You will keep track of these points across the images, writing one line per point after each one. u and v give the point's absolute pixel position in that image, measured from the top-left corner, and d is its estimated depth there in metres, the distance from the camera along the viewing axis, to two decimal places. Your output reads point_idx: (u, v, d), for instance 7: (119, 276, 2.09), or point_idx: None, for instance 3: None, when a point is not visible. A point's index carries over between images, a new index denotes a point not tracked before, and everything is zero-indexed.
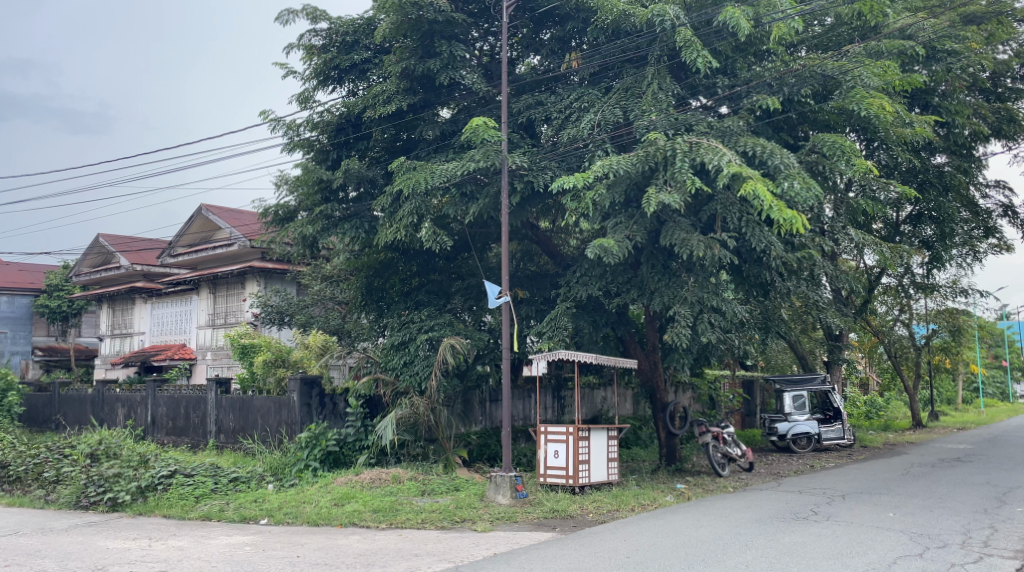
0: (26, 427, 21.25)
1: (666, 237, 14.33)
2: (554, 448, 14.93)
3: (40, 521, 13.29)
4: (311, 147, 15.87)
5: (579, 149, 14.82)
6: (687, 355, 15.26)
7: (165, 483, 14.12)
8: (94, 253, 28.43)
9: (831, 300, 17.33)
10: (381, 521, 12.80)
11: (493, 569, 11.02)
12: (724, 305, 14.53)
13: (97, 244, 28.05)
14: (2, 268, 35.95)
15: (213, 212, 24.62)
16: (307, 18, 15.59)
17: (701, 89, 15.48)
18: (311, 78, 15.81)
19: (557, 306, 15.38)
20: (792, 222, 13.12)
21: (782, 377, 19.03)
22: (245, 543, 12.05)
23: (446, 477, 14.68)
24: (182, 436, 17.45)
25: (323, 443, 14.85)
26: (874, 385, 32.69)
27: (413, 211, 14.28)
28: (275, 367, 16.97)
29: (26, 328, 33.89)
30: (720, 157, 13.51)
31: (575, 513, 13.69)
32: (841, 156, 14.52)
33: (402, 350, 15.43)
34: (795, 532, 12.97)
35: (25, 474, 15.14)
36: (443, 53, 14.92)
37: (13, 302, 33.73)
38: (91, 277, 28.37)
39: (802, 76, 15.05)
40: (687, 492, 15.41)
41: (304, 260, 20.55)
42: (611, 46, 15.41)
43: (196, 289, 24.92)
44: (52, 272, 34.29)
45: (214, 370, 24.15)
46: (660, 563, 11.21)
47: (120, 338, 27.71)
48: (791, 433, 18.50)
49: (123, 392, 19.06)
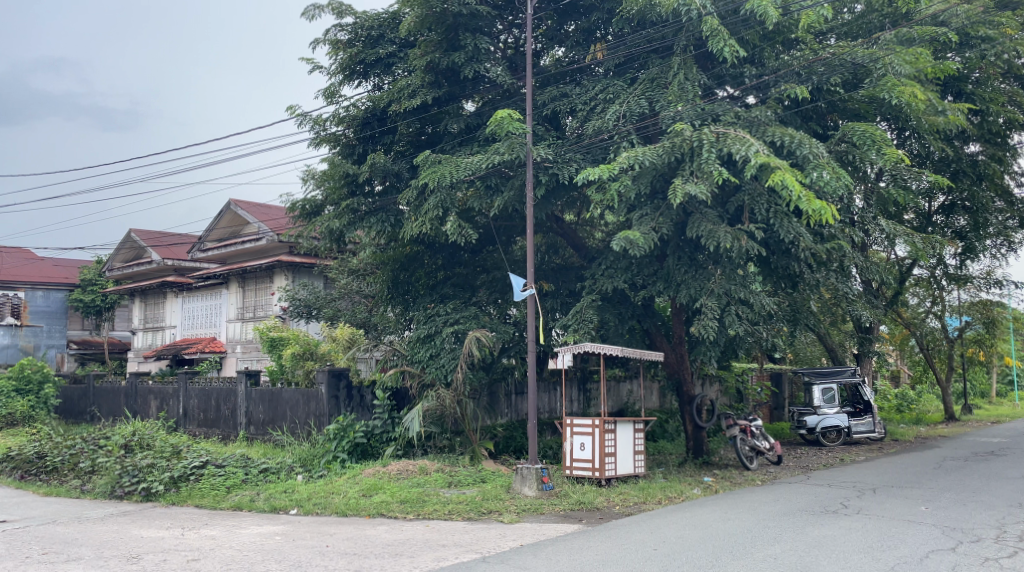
0: (62, 419, 21.69)
1: (692, 229, 14.26)
2: (580, 440, 15.01)
3: (76, 511, 13.59)
4: (338, 141, 15.90)
5: (604, 141, 14.79)
6: (715, 348, 15.22)
7: (198, 474, 14.43)
8: (125, 248, 28.85)
9: (861, 292, 17.08)
10: (408, 512, 12.94)
11: (519, 560, 11.09)
12: (752, 298, 14.44)
13: (129, 239, 28.54)
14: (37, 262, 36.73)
15: (241, 207, 24.82)
16: (333, 13, 15.66)
17: (728, 79, 15.32)
18: (337, 73, 15.88)
19: (583, 298, 15.32)
20: (821, 213, 13.06)
21: (811, 370, 18.83)
22: (277, 533, 12.25)
23: (473, 469, 14.77)
24: (213, 428, 17.73)
25: (351, 434, 15.00)
26: (906, 378, 32.30)
27: (438, 204, 14.33)
28: (303, 359, 17.21)
29: (61, 322, 34.64)
30: (748, 147, 13.38)
31: (602, 505, 13.73)
32: (871, 146, 14.41)
33: (429, 342, 15.46)
34: (826, 525, 12.89)
35: (62, 465, 15.39)
36: (467, 45, 14.88)
37: (49, 296, 34.39)
38: (124, 272, 28.82)
39: (832, 64, 14.91)
40: (714, 485, 15.38)
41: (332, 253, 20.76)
42: (636, 36, 15.30)
43: (226, 283, 25.26)
44: (86, 267, 35.04)
45: (243, 363, 24.48)
46: (687, 556, 11.21)
47: (153, 331, 28.23)
48: (820, 426, 18.40)
49: (156, 385, 19.39)
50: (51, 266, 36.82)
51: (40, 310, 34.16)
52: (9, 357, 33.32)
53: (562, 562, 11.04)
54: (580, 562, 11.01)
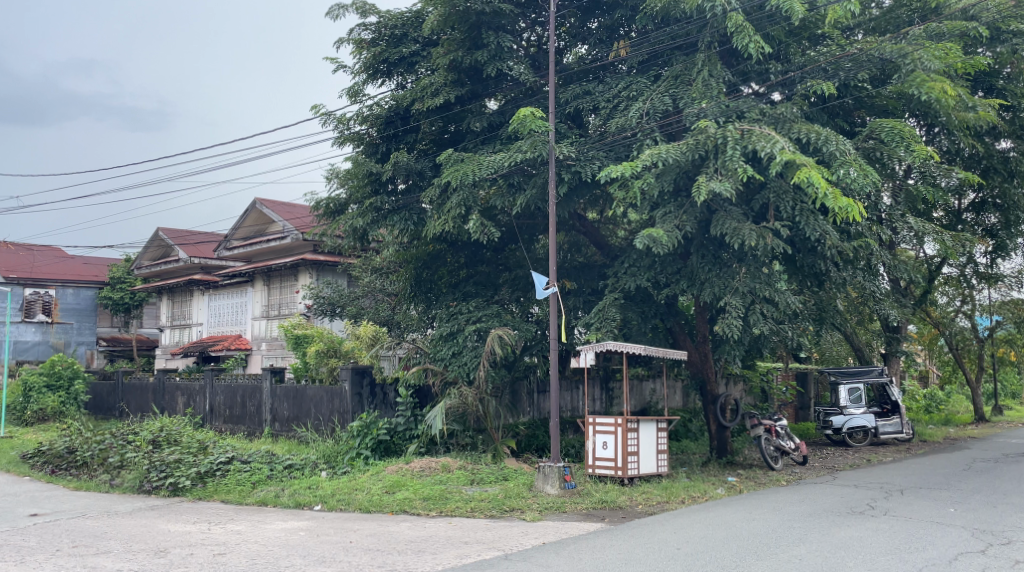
0: (92, 415, 22.04)
1: (717, 227, 14.16)
2: (602, 439, 15.01)
3: (105, 505, 13.83)
4: (362, 140, 16.02)
5: (628, 138, 14.69)
6: (739, 346, 15.13)
7: (224, 469, 14.65)
8: (154, 247, 29.32)
9: (888, 291, 16.85)
10: (431, 509, 13.01)
11: (542, 558, 11.11)
12: (777, 296, 14.31)
13: (157, 238, 28.99)
14: (68, 260, 37.44)
15: (266, 205, 25.06)
16: (357, 12, 15.76)
17: (753, 76, 15.21)
18: (360, 72, 15.97)
19: (606, 297, 15.29)
20: (848, 211, 12.91)
21: (838, 370, 18.64)
22: (301, 528, 12.37)
23: (496, 466, 14.80)
24: (239, 424, 17.94)
25: (374, 432, 15.14)
26: (935, 378, 31.81)
27: (461, 202, 14.39)
28: (327, 357, 17.34)
29: (91, 319, 35.27)
30: (773, 144, 13.26)
31: (625, 504, 13.70)
32: (900, 143, 14.23)
33: (451, 341, 15.51)
34: (852, 527, 12.75)
35: (92, 460, 15.58)
36: (490, 43, 14.86)
37: (79, 293, 35.04)
38: (151, 270, 29.21)
39: (859, 60, 14.66)
40: (738, 485, 15.28)
41: (356, 251, 20.86)
42: (660, 33, 15.22)
43: (251, 281, 25.53)
44: (115, 265, 35.73)
45: (269, 360, 24.77)
46: (711, 556, 11.15)
47: (180, 328, 28.62)
48: (847, 426, 18.18)
49: (183, 381, 19.67)
50: (81, 264, 37.39)
51: (70, 306, 34.75)
52: (41, 353, 33.91)
53: (584, 561, 11.03)
54: (603, 560, 11.01)
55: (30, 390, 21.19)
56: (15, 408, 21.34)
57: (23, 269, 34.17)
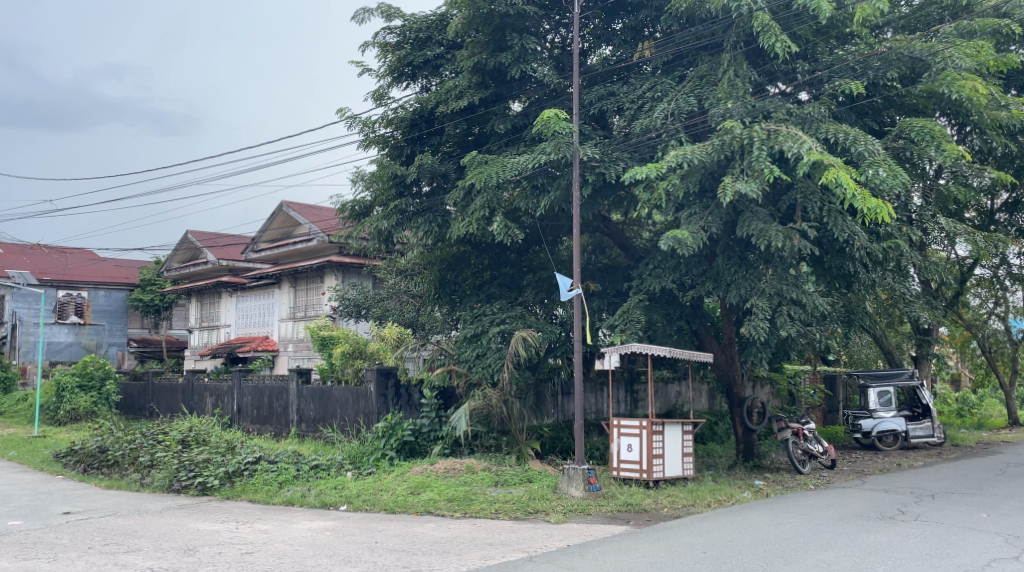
0: (123, 415, 22.40)
1: (743, 228, 14.03)
2: (627, 442, 14.95)
3: (136, 503, 14.05)
4: (386, 143, 16.12)
5: (652, 139, 14.63)
6: (765, 349, 15.00)
7: (251, 469, 14.81)
8: (183, 249, 29.77)
9: (919, 293, 16.61)
10: (455, 510, 13.05)
11: (566, 560, 11.09)
12: (804, 298, 14.17)
13: (185, 240, 29.45)
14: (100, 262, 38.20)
15: (294, 208, 25.36)
16: (382, 16, 15.85)
17: (780, 75, 15.10)
18: (385, 75, 16.07)
19: (630, 298, 15.23)
20: (877, 212, 12.74)
21: (867, 373, 18.44)
22: (326, 528, 12.47)
23: (520, 468, 14.82)
24: (266, 424, 18.14)
25: (399, 433, 15.25)
26: (967, 381, 31.29)
27: (485, 204, 14.43)
28: (352, 358, 17.45)
29: (122, 321, 35.96)
30: (800, 144, 13.12)
31: (650, 507, 13.63)
32: (931, 142, 13.99)
33: (475, 342, 15.55)
34: (882, 532, 12.56)
35: (122, 459, 15.78)
36: (514, 46, 14.88)
37: (111, 295, 35.70)
38: (181, 272, 29.64)
39: (888, 59, 14.44)
40: (766, 489, 15.13)
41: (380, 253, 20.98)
42: (685, 33, 15.14)
43: (278, 283, 25.80)
44: (145, 268, 36.51)
45: (295, 361, 25.06)
46: (738, 560, 11.05)
47: (208, 330, 28.97)
48: (876, 430, 17.87)
49: (211, 382, 19.93)
50: (112, 266, 38.10)
51: (102, 308, 35.40)
52: (73, 354, 34.47)
53: (609, 564, 10.98)
54: (628, 562, 10.97)
55: (63, 390, 21.60)
56: (49, 408, 21.76)
57: (55, 273, 34.93)
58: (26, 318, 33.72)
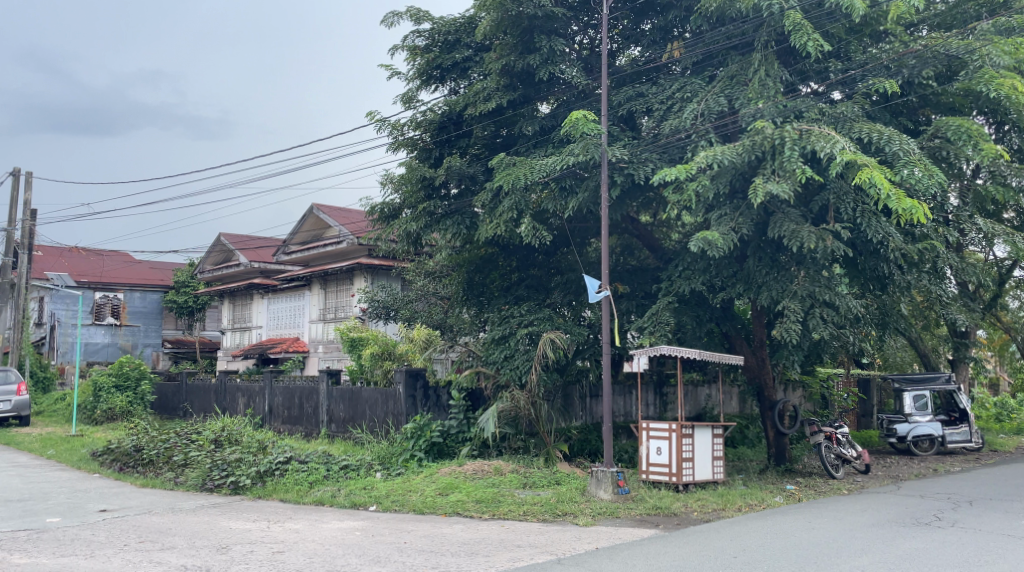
0: (158, 415, 22.82)
1: (774, 229, 13.86)
2: (656, 445, 14.87)
3: (171, 502, 14.25)
4: (415, 145, 16.25)
5: (681, 140, 14.53)
6: (798, 351, 14.81)
7: (282, 469, 14.96)
8: (217, 252, 30.31)
9: (956, 295, 16.31)
10: (484, 512, 13.06)
11: (595, 563, 11.04)
12: (837, 300, 13.96)
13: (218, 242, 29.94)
14: (136, 265, 38.92)
15: (324, 211, 25.68)
16: (412, 19, 15.95)
17: (812, 75, 14.89)
18: (414, 78, 16.18)
19: (659, 300, 15.12)
20: (912, 212, 12.52)
21: (902, 376, 18.11)
22: (355, 528, 12.56)
23: (548, 470, 14.79)
24: (297, 425, 18.33)
25: (427, 433, 15.31)
26: (1006, 385, 30.68)
27: (513, 206, 14.42)
28: (382, 359, 17.54)
29: (156, 322, 36.63)
30: (833, 144, 12.93)
31: (679, 510, 13.52)
32: (968, 141, 13.73)
33: (504, 344, 15.65)
34: (918, 538, 12.32)
35: (157, 458, 16.04)
36: (542, 47, 14.88)
37: (146, 297, 36.37)
38: (216, 274, 30.09)
39: (924, 56, 14.20)
40: (798, 494, 14.92)
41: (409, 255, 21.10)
42: (714, 33, 15.02)
43: (308, 285, 26.09)
44: (180, 270, 37.13)
45: (325, 362, 25.31)
46: (769, 565, 10.91)
47: (240, 332, 29.33)
48: (912, 435, 17.44)
49: (243, 383, 20.20)
50: (147, 269, 38.77)
51: (137, 310, 36.09)
52: (109, 354, 35.23)
53: (638, 567, 10.91)
54: (657, 566, 10.88)
55: (100, 390, 21.94)
56: (85, 408, 22.07)
57: (90, 276, 35.65)
58: (64, 319, 34.52)
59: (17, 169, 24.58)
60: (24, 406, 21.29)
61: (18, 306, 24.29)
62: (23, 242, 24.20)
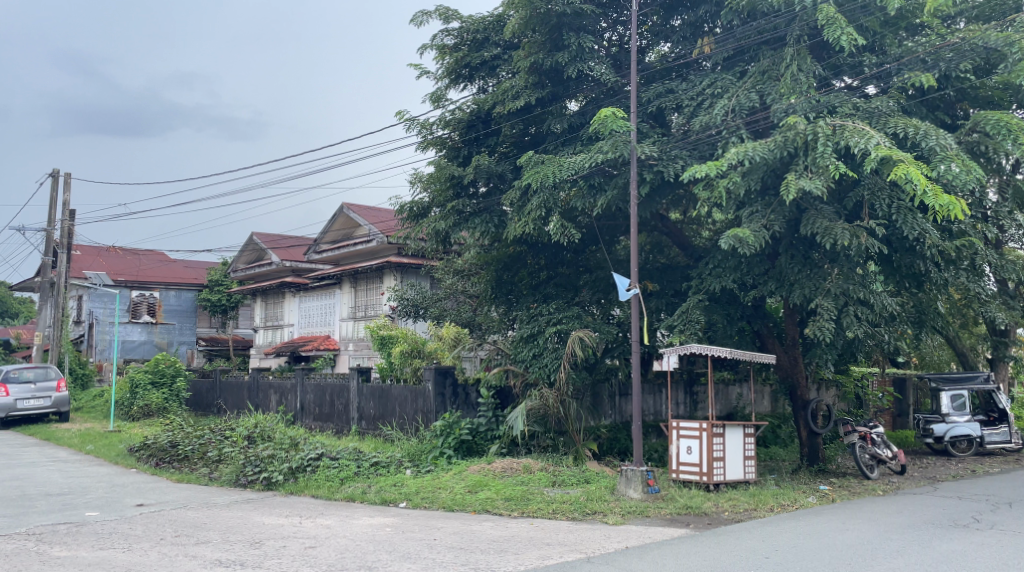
0: (193, 411, 23.19)
1: (807, 226, 13.66)
2: (687, 444, 14.77)
3: (205, 496, 14.49)
4: (444, 144, 16.33)
5: (712, 136, 14.40)
6: (831, 350, 14.61)
7: (314, 465, 15.11)
8: (248, 250, 30.62)
9: (995, 292, 15.95)
10: (513, 510, 13.07)
11: (625, 562, 10.98)
12: (872, 298, 13.74)
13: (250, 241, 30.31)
14: (173, 264, 39.61)
15: (354, 211, 25.83)
16: (440, 18, 16.01)
17: (846, 69, 14.58)
18: (443, 77, 16.26)
19: (690, 298, 15.00)
20: (949, 209, 12.25)
21: (939, 376, 17.80)
22: (387, 525, 12.64)
23: (578, 469, 14.76)
24: (328, 422, 18.51)
25: (456, 431, 15.36)
26: None
27: (542, 204, 14.35)
28: (411, 357, 17.61)
29: (191, 320, 37.25)
30: (867, 139, 12.69)
31: (710, 510, 13.39)
32: (1008, 136, 13.27)
33: (532, 342, 15.63)
34: (956, 540, 12.07)
35: (192, 454, 16.39)
36: (571, 44, 14.81)
37: (181, 295, 37.05)
38: (250, 273, 30.47)
39: (961, 49, 13.94)
40: (831, 494, 14.72)
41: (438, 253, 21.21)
42: (745, 28, 14.83)
43: (339, 283, 26.37)
44: (214, 268, 37.74)
45: (356, 360, 25.58)
46: (801, 566, 10.75)
47: (272, 330, 29.70)
48: (950, 435, 17.17)
49: (275, 380, 20.47)
50: (183, 268, 39.35)
51: (173, 308, 36.78)
52: (146, 352, 35.91)
53: (668, 567, 10.82)
54: (687, 566, 10.79)
55: (136, 387, 22.35)
56: (122, 405, 22.46)
57: (127, 275, 36.27)
58: (102, 318, 35.28)
59: (57, 170, 25.34)
60: (64, 402, 21.83)
61: (58, 305, 24.88)
62: (62, 242, 24.78)
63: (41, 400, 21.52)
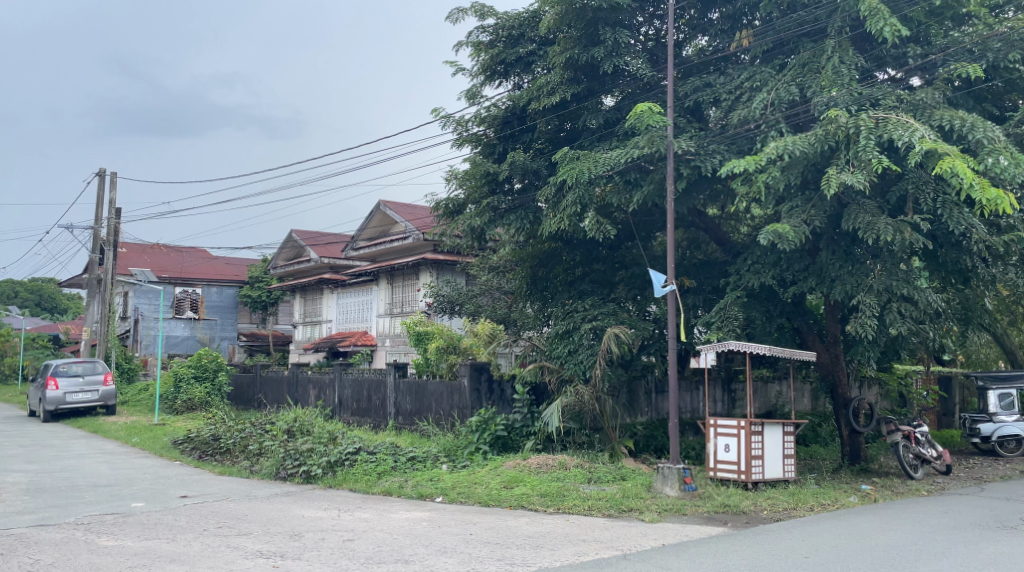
0: (234, 405, 23.59)
1: (849, 221, 13.35)
2: (724, 442, 14.60)
3: (246, 489, 14.74)
4: (479, 141, 16.37)
5: (750, 130, 14.19)
6: (874, 348, 14.30)
7: (352, 459, 15.26)
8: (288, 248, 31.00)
9: None
10: (549, 506, 13.06)
11: (662, 559, 10.91)
12: (917, 293, 13.38)
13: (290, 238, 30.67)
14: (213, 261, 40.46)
15: (390, 207, 26.00)
16: (476, 15, 16.04)
17: (889, 60, 14.29)
18: (479, 74, 16.29)
19: (727, 295, 14.81)
20: (997, 203, 11.92)
21: (987, 373, 17.42)
22: (424, 519, 12.73)
23: (613, 466, 14.69)
24: (365, 417, 18.71)
25: (492, 427, 15.45)
26: None
27: (577, 200, 14.26)
28: (447, 353, 17.67)
29: (232, 315, 37.84)
30: (912, 132, 12.35)
31: (748, 509, 13.22)
32: None
33: (567, 339, 15.68)
34: (1003, 542, 11.76)
35: (234, 447, 16.72)
36: (608, 40, 14.71)
37: (222, 292, 37.67)
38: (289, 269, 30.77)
39: (1010, 39, 13.52)
40: (873, 494, 14.41)
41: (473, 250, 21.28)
42: (785, 20, 14.60)
43: (376, 279, 26.64)
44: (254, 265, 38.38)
45: (393, 356, 25.77)
46: (842, 566, 10.59)
47: (312, 325, 30.13)
48: (997, 434, 16.83)
49: (314, 375, 20.75)
50: (224, 264, 40.19)
51: (215, 304, 37.50)
52: (189, 346, 36.73)
53: (706, 564, 10.74)
54: (726, 564, 10.69)
55: (180, 380, 22.96)
56: (166, 399, 23.05)
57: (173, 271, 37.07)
58: (148, 314, 36.18)
59: (100, 170, 25.83)
60: (110, 396, 22.41)
61: (104, 300, 25.50)
62: (107, 240, 25.47)
63: (90, 394, 22.14)
